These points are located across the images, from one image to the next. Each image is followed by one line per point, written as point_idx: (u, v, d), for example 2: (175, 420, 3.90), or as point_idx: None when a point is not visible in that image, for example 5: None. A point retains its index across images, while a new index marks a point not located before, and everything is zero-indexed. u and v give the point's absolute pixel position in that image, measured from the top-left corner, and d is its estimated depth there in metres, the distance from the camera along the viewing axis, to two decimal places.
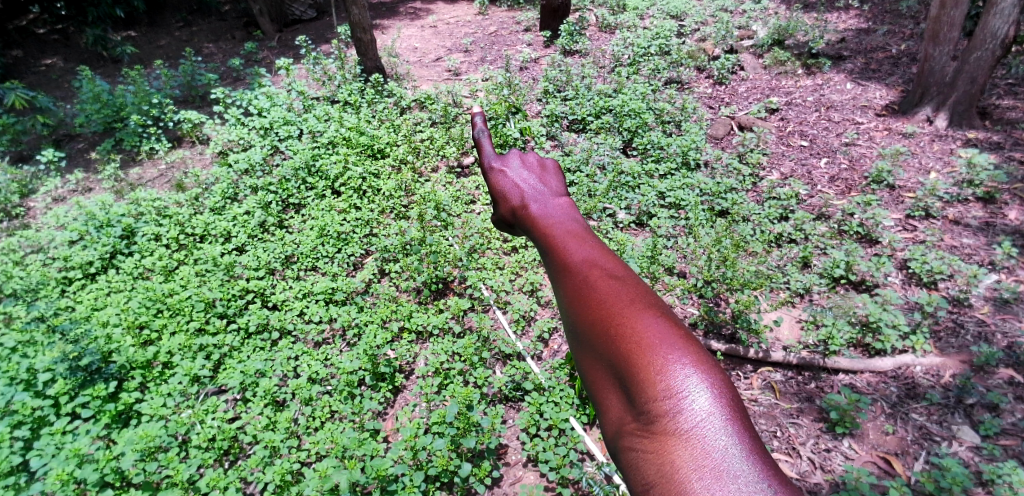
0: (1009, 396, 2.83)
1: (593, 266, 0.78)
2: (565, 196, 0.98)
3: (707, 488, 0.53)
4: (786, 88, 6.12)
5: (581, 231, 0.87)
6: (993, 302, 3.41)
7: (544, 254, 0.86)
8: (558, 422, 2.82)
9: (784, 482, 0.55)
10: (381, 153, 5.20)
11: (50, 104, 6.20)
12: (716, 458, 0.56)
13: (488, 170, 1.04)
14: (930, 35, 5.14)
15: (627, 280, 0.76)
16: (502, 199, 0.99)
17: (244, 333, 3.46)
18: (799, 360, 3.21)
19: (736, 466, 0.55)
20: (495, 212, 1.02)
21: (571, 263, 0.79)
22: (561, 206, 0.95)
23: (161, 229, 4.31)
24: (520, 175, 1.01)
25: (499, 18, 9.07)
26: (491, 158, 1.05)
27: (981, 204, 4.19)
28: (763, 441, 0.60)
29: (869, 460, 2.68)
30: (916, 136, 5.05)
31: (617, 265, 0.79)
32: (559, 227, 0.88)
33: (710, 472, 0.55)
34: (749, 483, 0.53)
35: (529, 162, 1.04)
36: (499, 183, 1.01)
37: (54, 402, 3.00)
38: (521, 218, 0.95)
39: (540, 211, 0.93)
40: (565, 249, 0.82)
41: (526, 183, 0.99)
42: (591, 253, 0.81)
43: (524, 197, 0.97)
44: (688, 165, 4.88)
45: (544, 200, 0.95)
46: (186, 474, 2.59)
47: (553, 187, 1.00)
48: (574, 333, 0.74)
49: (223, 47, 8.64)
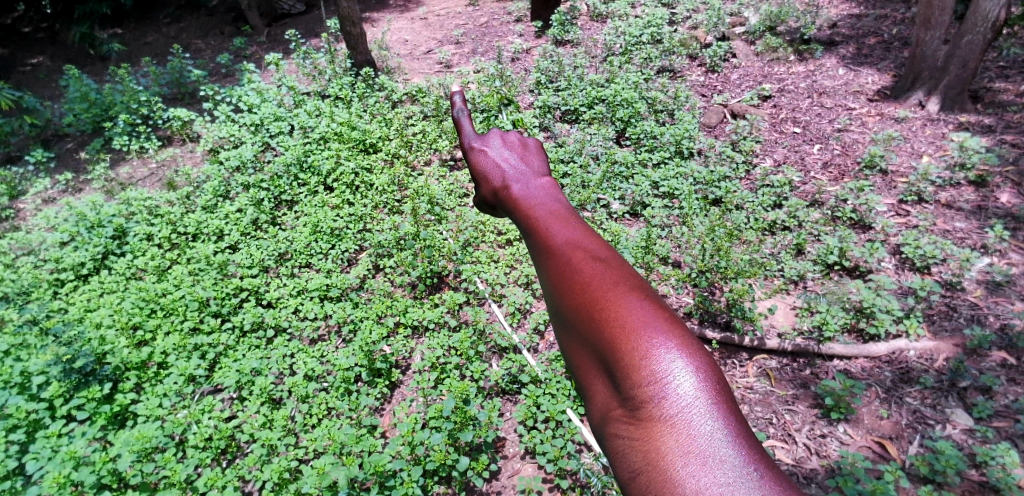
0: (1002, 378, 2.86)
1: (575, 248, 0.77)
2: (547, 176, 0.97)
3: (694, 475, 0.53)
4: (778, 75, 6.12)
5: (563, 212, 0.86)
6: (986, 286, 3.43)
7: (527, 236, 0.85)
8: (555, 414, 2.84)
9: (772, 469, 0.55)
10: (373, 148, 5.17)
11: (36, 105, 6.13)
12: (702, 443, 0.56)
13: (467, 151, 1.03)
14: (921, 19, 5.10)
15: (611, 262, 0.75)
16: (484, 180, 0.98)
17: (238, 331, 3.45)
18: (793, 347, 3.23)
19: (722, 451, 0.55)
20: (477, 194, 1.00)
21: (553, 245, 0.79)
22: (543, 186, 0.93)
23: (153, 229, 4.28)
24: (501, 155, 1.00)
25: (490, 9, 9.01)
26: (471, 138, 1.04)
27: (972, 188, 4.21)
28: (750, 426, 0.60)
29: (864, 445, 2.70)
30: (909, 121, 5.06)
31: (601, 247, 0.78)
32: (541, 208, 0.87)
33: (696, 458, 0.55)
34: (735, 468, 0.53)
35: (510, 141, 1.03)
36: (480, 163, 1.00)
37: (49, 405, 2.99)
38: (503, 199, 0.94)
39: (522, 192, 0.92)
40: (548, 232, 0.81)
41: (508, 163, 0.98)
42: (574, 234, 0.80)
43: (505, 178, 0.96)
44: (682, 153, 4.88)
45: (526, 181, 0.94)
46: (184, 474, 2.59)
47: (536, 167, 0.99)
48: (558, 314, 0.73)
49: (211, 43, 8.58)
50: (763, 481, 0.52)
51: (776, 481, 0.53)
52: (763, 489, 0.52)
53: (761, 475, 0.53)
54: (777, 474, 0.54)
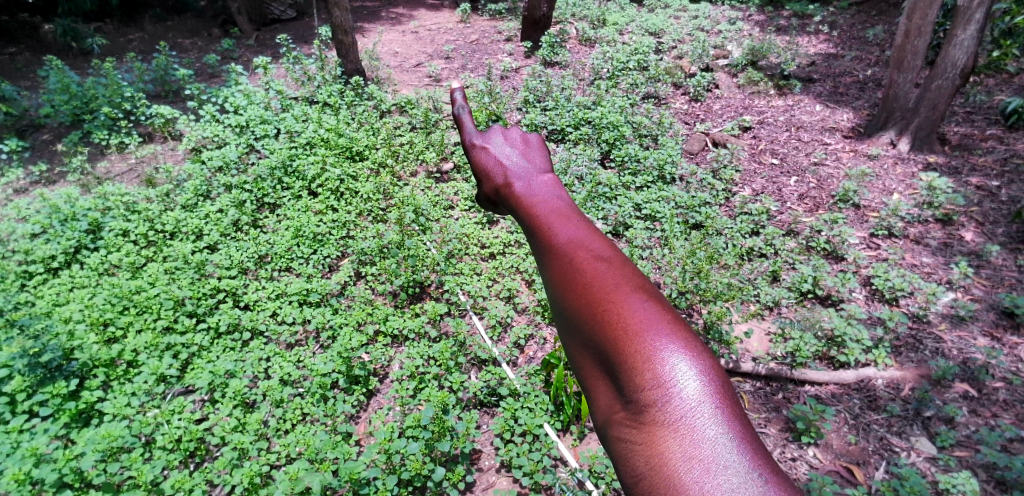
0: (964, 409, 2.97)
1: (578, 247, 0.79)
2: (549, 173, 1.00)
3: (698, 480, 0.55)
4: (759, 107, 6.33)
5: (567, 210, 0.89)
6: (950, 319, 3.57)
7: (530, 234, 0.87)
8: (532, 428, 2.85)
9: (774, 471, 0.57)
10: (360, 155, 5.16)
11: (13, 93, 5.95)
12: (706, 448, 0.58)
13: (469, 147, 1.05)
14: (895, 62, 5.38)
15: (614, 261, 0.78)
16: (486, 177, 1.00)
17: (213, 333, 3.38)
18: (767, 371, 3.30)
19: (726, 457, 0.56)
20: (479, 191, 1.03)
21: (555, 244, 0.81)
22: (546, 184, 0.96)
23: (129, 225, 4.19)
24: (504, 152, 1.02)
25: (481, 27, 9.19)
26: (473, 135, 1.06)
27: (939, 226, 4.39)
28: (753, 429, 0.62)
29: (832, 469, 2.75)
30: (881, 159, 5.27)
31: (603, 246, 0.81)
32: (544, 205, 0.89)
33: (699, 463, 0.57)
34: (739, 474, 0.55)
35: (512, 138, 1.06)
36: (481, 160, 1.02)
37: (10, 400, 2.89)
38: (506, 197, 0.97)
39: (524, 190, 0.94)
40: (551, 230, 0.84)
41: (510, 161, 1.00)
42: (577, 233, 0.82)
43: (508, 176, 0.98)
44: (664, 178, 5.00)
45: (529, 178, 0.97)
46: (150, 476, 2.51)
47: (538, 164, 1.01)
48: (561, 312, 0.76)
49: (198, 44, 8.42)
50: (768, 487, 0.53)
51: (779, 484, 0.54)
52: (766, 493, 0.53)
53: (766, 481, 0.55)
54: (780, 478, 0.56)
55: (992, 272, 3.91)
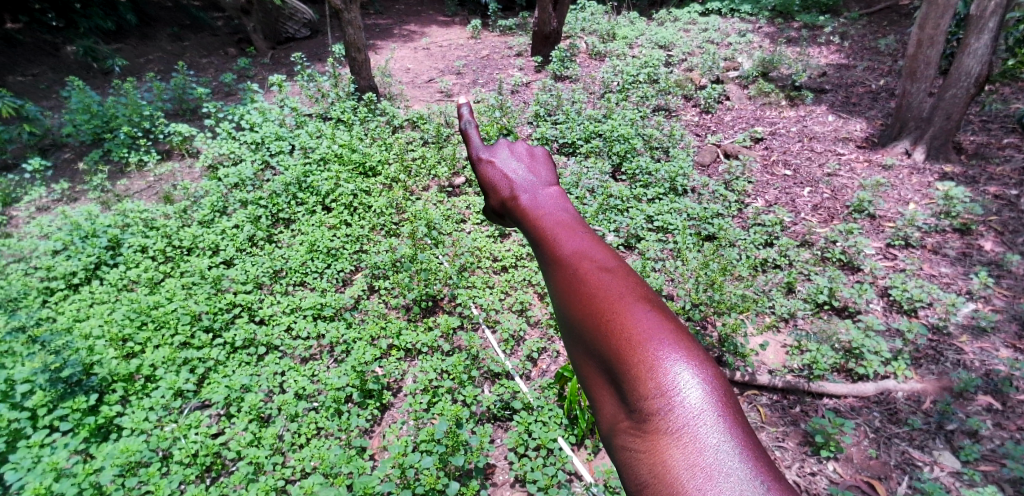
0: (988, 422, 2.90)
1: (582, 258, 0.80)
2: (555, 186, 1.01)
3: (701, 488, 0.55)
4: (769, 118, 6.32)
5: (571, 222, 0.90)
6: (971, 330, 3.50)
7: (535, 245, 0.89)
8: (546, 442, 2.83)
9: (777, 479, 0.57)
10: (373, 171, 5.23)
11: (36, 114, 6.12)
12: (709, 456, 0.58)
13: (476, 161, 1.07)
14: (907, 72, 5.32)
15: (618, 272, 0.78)
16: (493, 191, 1.02)
17: (229, 348, 3.41)
18: (784, 383, 3.25)
19: (729, 465, 0.57)
20: (485, 204, 1.04)
21: (560, 255, 0.82)
22: (551, 196, 0.97)
23: (148, 241, 4.27)
24: (510, 166, 1.04)
25: (492, 42, 9.32)
26: (479, 150, 1.08)
27: (958, 235, 4.32)
28: (756, 437, 0.62)
29: (853, 484, 2.69)
30: (895, 169, 5.22)
31: (607, 258, 0.82)
32: (549, 217, 0.91)
33: (703, 471, 0.57)
34: (741, 482, 0.55)
35: (519, 152, 1.07)
36: (488, 173, 1.04)
37: (32, 415, 2.93)
38: (512, 209, 0.98)
39: (530, 202, 0.95)
40: (556, 241, 0.85)
41: (516, 175, 1.02)
42: (582, 244, 0.83)
43: (514, 189, 0.99)
44: (676, 190, 4.99)
45: (534, 191, 0.98)
46: (167, 490, 2.55)
47: (543, 177, 1.03)
48: (565, 322, 0.77)
49: (214, 63, 8.65)
50: None
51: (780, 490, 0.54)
52: None
53: (768, 488, 0.55)
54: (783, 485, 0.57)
55: (1014, 281, 3.84)
